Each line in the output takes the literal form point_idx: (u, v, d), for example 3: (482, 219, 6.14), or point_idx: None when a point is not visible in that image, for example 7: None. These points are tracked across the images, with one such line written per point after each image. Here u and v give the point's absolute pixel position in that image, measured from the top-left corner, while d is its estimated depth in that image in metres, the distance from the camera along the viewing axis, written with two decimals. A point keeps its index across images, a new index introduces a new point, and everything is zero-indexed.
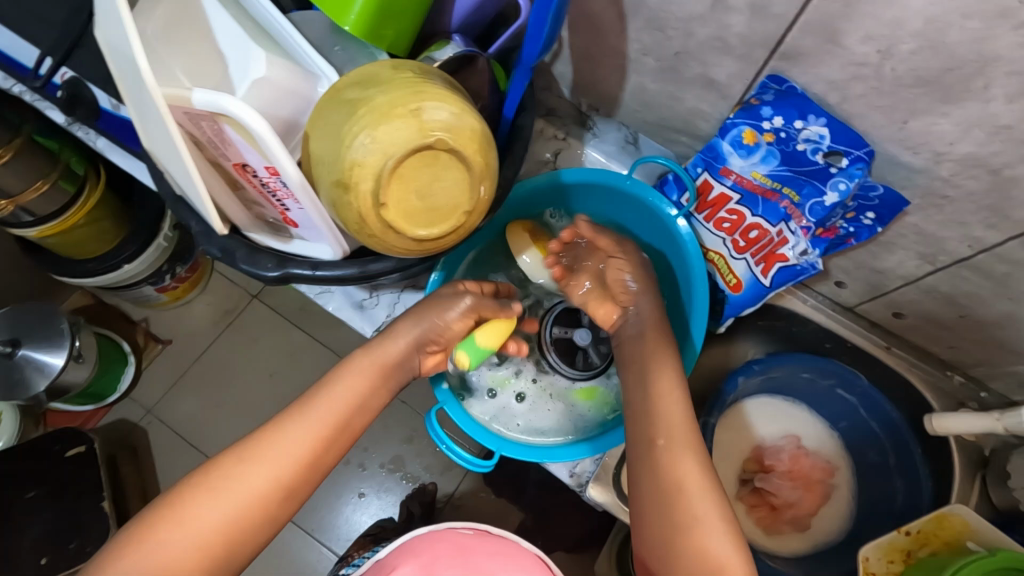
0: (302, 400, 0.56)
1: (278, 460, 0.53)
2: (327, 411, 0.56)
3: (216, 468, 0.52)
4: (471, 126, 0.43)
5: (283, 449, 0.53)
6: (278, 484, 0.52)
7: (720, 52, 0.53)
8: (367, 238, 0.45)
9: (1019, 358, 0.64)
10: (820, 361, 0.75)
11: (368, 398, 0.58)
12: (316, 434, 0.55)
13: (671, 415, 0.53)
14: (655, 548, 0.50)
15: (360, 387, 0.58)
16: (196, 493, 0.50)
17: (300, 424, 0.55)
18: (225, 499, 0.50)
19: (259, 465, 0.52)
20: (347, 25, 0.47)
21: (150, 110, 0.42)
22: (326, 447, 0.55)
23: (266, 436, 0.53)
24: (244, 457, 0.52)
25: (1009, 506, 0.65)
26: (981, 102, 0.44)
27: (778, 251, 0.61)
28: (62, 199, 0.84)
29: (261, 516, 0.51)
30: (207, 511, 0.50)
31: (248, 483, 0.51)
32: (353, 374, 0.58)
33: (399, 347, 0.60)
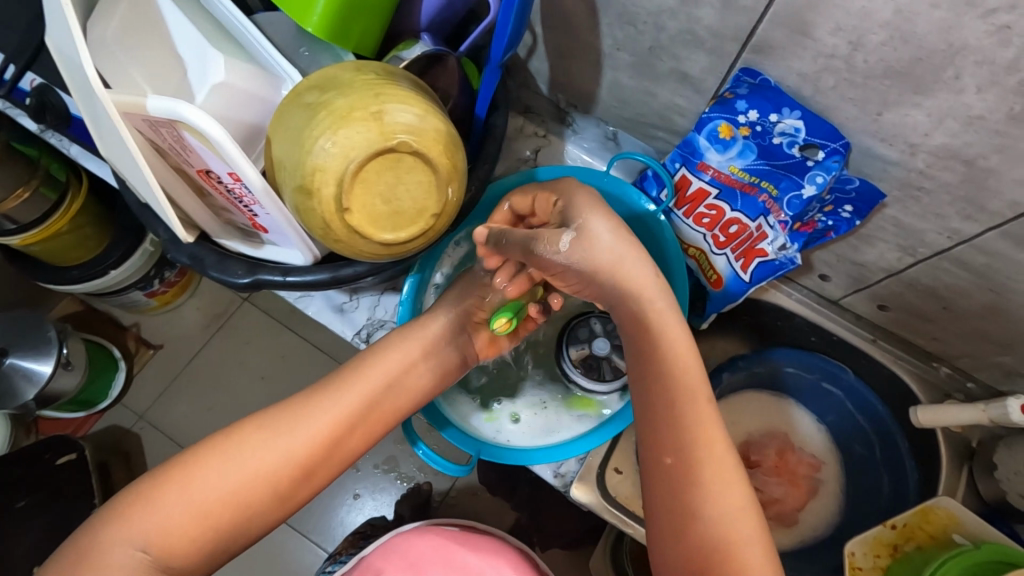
0: (334, 378, 0.57)
1: (297, 435, 0.54)
2: (357, 393, 0.56)
3: (238, 432, 0.53)
4: (435, 127, 0.42)
5: (307, 426, 0.54)
6: (294, 459, 0.53)
7: (692, 46, 0.53)
8: (334, 244, 0.45)
9: (1003, 349, 0.63)
10: (805, 356, 0.77)
11: (398, 385, 0.58)
12: (342, 416, 0.55)
13: (685, 432, 0.49)
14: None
15: (391, 371, 0.58)
16: (212, 456, 0.51)
17: (326, 404, 0.56)
18: (240, 468, 0.51)
19: (278, 437, 0.53)
20: (310, 27, 0.46)
21: (105, 118, 0.41)
22: (346, 429, 0.56)
23: (292, 410, 0.55)
24: (264, 426, 0.54)
25: (996, 496, 0.65)
26: (953, 92, 0.43)
27: (758, 246, 0.59)
28: (43, 206, 0.83)
29: (270, 493, 0.52)
30: (219, 477, 0.51)
31: (266, 455, 0.52)
32: (387, 358, 0.59)
33: (436, 334, 0.61)
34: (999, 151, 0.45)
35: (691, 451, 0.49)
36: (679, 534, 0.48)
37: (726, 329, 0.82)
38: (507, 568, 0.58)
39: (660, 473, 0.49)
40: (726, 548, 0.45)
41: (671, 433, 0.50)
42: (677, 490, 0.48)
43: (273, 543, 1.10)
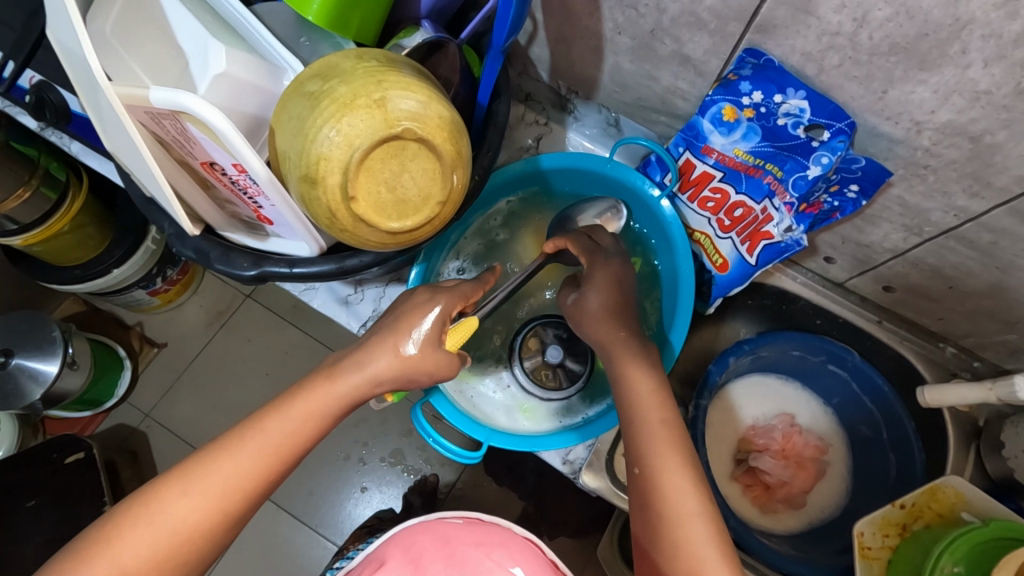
0: (249, 421, 0.49)
1: (225, 487, 0.46)
2: (286, 436, 0.49)
3: (158, 491, 0.45)
4: (439, 114, 0.42)
5: (234, 475, 0.46)
6: (225, 513, 0.46)
7: (694, 27, 0.52)
8: (339, 233, 0.44)
9: (1009, 327, 0.63)
10: (810, 338, 0.75)
11: (326, 424, 0.51)
12: (266, 463, 0.48)
13: (654, 430, 0.51)
14: (656, 571, 0.48)
15: (315, 411, 0.50)
16: (128, 526, 0.44)
17: (248, 448, 0.47)
18: (162, 532, 0.44)
19: (203, 493, 0.45)
20: (310, 15, 0.46)
21: (107, 111, 0.41)
22: (279, 471, 0.49)
23: (209, 462, 0.46)
24: (186, 481, 0.46)
25: (1004, 474, 0.65)
26: (959, 68, 0.43)
27: (763, 229, 0.60)
28: (43, 206, 0.83)
29: (203, 547, 0.46)
30: (140, 545, 0.43)
31: (189, 513, 0.45)
32: (311, 393, 0.50)
33: (365, 377, 0.51)
34: (1006, 126, 0.45)
35: (662, 462, 0.49)
36: (646, 530, 0.49)
37: (730, 315, 0.82)
38: (512, 562, 0.56)
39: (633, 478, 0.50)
40: (682, 549, 0.46)
41: (652, 441, 0.50)
42: (640, 493, 0.49)
43: (281, 539, 1.10)
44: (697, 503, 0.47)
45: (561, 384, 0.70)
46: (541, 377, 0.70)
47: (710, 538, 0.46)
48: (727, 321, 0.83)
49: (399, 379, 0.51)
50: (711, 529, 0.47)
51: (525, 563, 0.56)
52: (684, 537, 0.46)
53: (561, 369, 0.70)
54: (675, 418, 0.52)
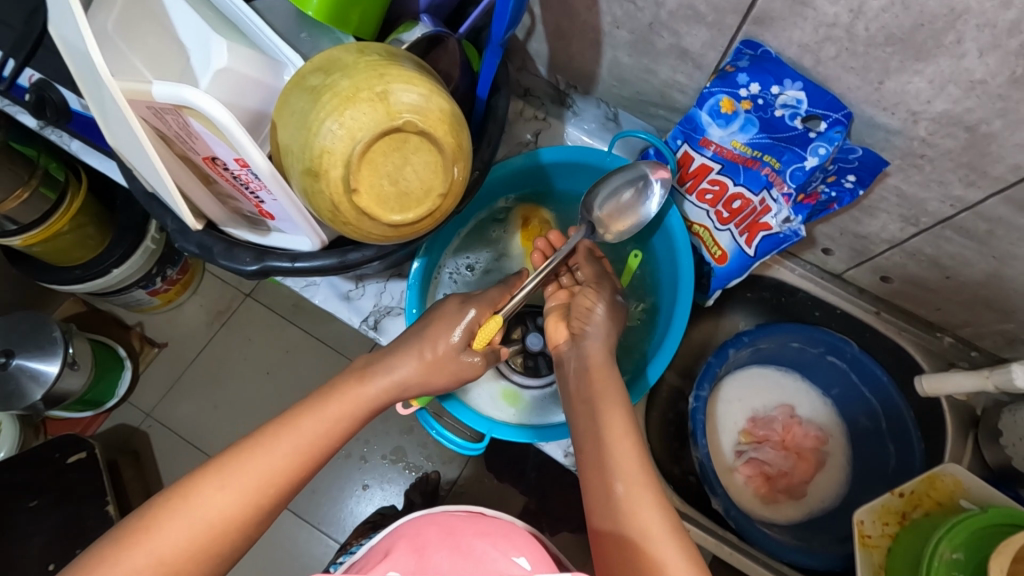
0: (282, 420, 0.50)
1: (261, 481, 0.47)
2: (321, 432, 0.50)
3: (194, 484, 0.46)
4: (441, 107, 0.43)
5: (271, 470, 0.47)
6: (259, 507, 0.47)
7: (692, 20, 0.53)
8: (342, 226, 0.45)
9: (1006, 316, 0.64)
10: (808, 329, 0.76)
11: (355, 425, 0.52)
12: (300, 460, 0.49)
13: (622, 453, 0.51)
14: (607, 556, 0.48)
15: (345, 412, 0.51)
16: (165, 518, 0.44)
17: (283, 444, 0.48)
18: (197, 525, 0.44)
19: (240, 486, 0.46)
20: (311, 10, 0.46)
21: (111, 106, 0.41)
22: (312, 468, 0.50)
23: (245, 457, 0.47)
24: (222, 474, 0.46)
25: (1001, 462, 0.66)
26: (954, 57, 0.43)
27: (761, 220, 0.60)
28: (42, 206, 0.83)
29: (236, 541, 0.46)
30: (175, 537, 0.44)
31: (226, 505, 0.45)
32: (341, 396, 0.52)
33: (394, 381, 0.53)
34: (1001, 115, 0.45)
35: (633, 485, 0.49)
36: (614, 555, 0.47)
37: (729, 307, 0.83)
38: (516, 552, 0.54)
39: (600, 503, 0.49)
40: (654, 571, 0.45)
41: (622, 463, 0.50)
42: (597, 474, 0.50)
43: (284, 537, 1.11)
44: (647, 486, 0.49)
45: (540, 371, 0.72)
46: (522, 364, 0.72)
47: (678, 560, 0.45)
48: (726, 314, 0.83)
49: (425, 383, 0.54)
50: (681, 550, 0.46)
51: (530, 555, 0.54)
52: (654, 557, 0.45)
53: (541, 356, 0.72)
54: (641, 449, 0.52)
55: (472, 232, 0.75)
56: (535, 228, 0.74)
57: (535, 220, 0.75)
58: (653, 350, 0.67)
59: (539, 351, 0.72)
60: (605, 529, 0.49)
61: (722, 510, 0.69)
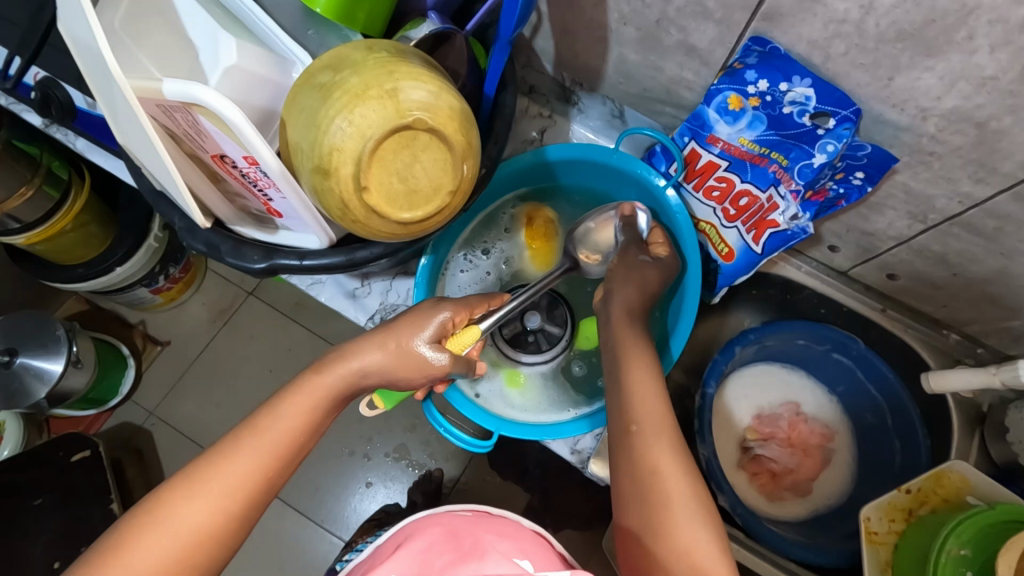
0: (244, 425, 0.49)
1: (230, 486, 0.46)
2: (285, 431, 0.49)
3: (163, 497, 0.45)
4: (450, 104, 0.42)
5: (238, 474, 0.47)
6: (233, 511, 0.46)
7: (700, 17, 0.52)
8: (351, 224, 0.44)
9: (1012, 313, 0.64)
10: (814, 327, 0.76)
11: (319, 420, 0.51)
12: (267, 460, 0.48)
13: (650, 401, 0.50)
14: (624, 500, 0.49)
15: (306, 408, 0.51)
16: (135, 534, 0.44)
17: (249, 447, 0.48)
18: (171, 536, 0.44)
19: (210, 493, 0.46)
20: (318, 8, 0.46)
21: (121, 104, 0.41)
22: (282, 468, 0.49)
23: (210, 465, 0.47)
24: (190, 484, 0.46)
25: (1007, 459, 0.66)
26: (965, 53, 0.43)
27: (769, 217, 0.60)
28: (46, 204, 0.83)
29: (213, 547, 0.45)
30: (150, 549, 0.43)
31: (198, 514, 0.45)
32: (302, 391, 0.51)
33: (348, 369, 0.52)
34: (1012, 111, 0.45)
35: (658, 432, 0.49)
36: (626, 486, 0.48)
37: (735, 305, 0.83)
38: (519, 555, 0.54)
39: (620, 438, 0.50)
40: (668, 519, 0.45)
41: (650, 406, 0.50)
42: (621, 418, 0.51)
43: (288, 536, 1.11)
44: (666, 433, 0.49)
45: (541, 347, 0.72)
46: (521, 340, 0.73)
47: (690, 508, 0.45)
48: (731, 311, 0.83)
49: (385, 373, 0.53)
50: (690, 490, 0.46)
51: (533, 558, 0.54)
52: (666, 495, 0.46)
53: (540, 334, 0.73)
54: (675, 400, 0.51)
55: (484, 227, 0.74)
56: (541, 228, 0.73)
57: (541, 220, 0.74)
58: (659, 351, 0.67)
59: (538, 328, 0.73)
60: (622, 474, 0.49)
61: (729, 507, 0.69)
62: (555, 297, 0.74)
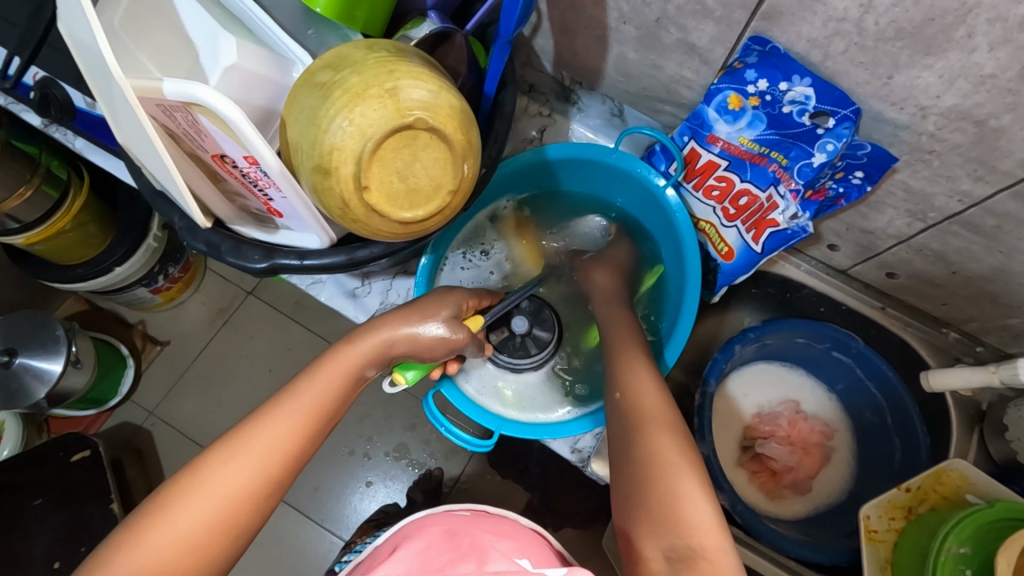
0: (280, 392, 0.50)
1: (269, 449, 0.46)
2: (319, 396, 0.50)
3: (204, 461, 0.45)
4: (450, 104, 0.42)
5: (274, 437, 0.47)
6: (272, 473, 0.46)
7: (700, 15, 0.52)
8: (352, 224, 0.45)
9: (1011, 311, 0.64)
10: (815, 326, 0.76)
11: (353, 387, 0.52)
12: (305, 423, 0.49)
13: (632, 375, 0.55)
14: (624, 489, 0.48)
15: (340, 374, 0.51)
16: (178, 495, 0.43)
17: (285, 412, 0.48)
18: (214, 496, 0.44)
19: (249, 456, 0.46)
20: (318, 7, 0.46)
21: (120, 103, 0.41)
22: (316, 433, 0.49)
23: (251, 428, 0.47)
24: (229, 448, 0.46)
25: (1007, 457, 0.66)
26: (964, 52, 0.43)
27: (769, 217, 0.60)
28: (45, 204, 0.83)
29: (255, 508, 0.45)
30: (193, 510, 0.43)
31: (239, 475, 0.45)
32: (334, 359, 0.52)
33: (381, 338, 0.53)
34: (1011, 110, 0.45)
35: (641, 397, 0.52)
36: (629, 473, 0.48)
37: (734, 304, 0.83)
38: (518, 554, 0.54)
39: (624, 428, 0.51)
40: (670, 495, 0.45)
41: (630, 377, 0.55)
42: (623, 413, 0.52)
43: (288, 535, 1.11)
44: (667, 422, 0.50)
45: (529, 351, 0.70)
46: (507, 347, 0.70)
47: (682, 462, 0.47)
48: (730, 310, 0.84)
49: (418, 346, 0.54)
50: (693, 469, 0.46)
51: (532, 556, 0.54)
52: (667, 475, 0.46)
53: (527, 340, 0.70)
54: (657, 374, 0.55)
55: (470, 236, 0.74)
56: (529, 237, 0.75)
57: (529, 229, 0.75)
58: (658, 351, 0.67)
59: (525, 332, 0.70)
60: (622, 463, 0.49)
61: (729, 506, 0.69)
62: (540, 303, 0.72)
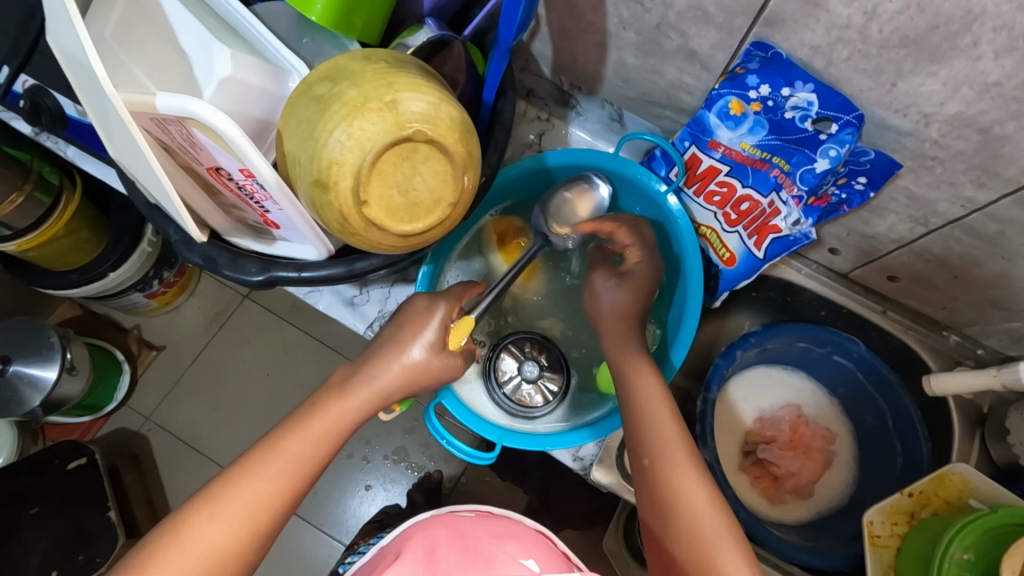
0: (267, 442, 0.48)
1: (251, 508, 0.46)
2: (304, 453, 0.48)
3: (187, 518, 0.45)
4: (450, 115, 0.42)
5: (255, 497, 0.46)
6: (253, 532, 0.46)
7: (701, 21, 0.52)
8: (351, 238, 0.44)
9: (1013, 316, 0.64)
10: (814, 331, 0.75)
11: (342, 437, 0.51)
12: (289, 481, 0.48)
13: (660, 418, 0.53)
14: (652, 512, 0.52)
15: (328, 428, 0.50)
16: (158, 553, 0.44)
17: (269, 469, 0.47)
18: (196, 557, 0.44)
19: (231, 516, 0.45)
20: (314, 16, 0.45)
21: (113, 118, 0.40)
22: (302, 488, 0.48)
23: (234, 484, 0.46)
24: (211, 505, 0.45)
25: (1009, 461, 0.66)
26: (969, 60, 0.43)
27: (771, 223, 0.60)
28: (37, 210, 0.82)
29: (236, 566, 0.45)
30: (174, 572, 0.43)
31: (219, 536, 0.45)
32: (323, 413, 0.50)
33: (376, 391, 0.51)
34: (1015, 117, 0.45)
35: (648, 418, 0.53)
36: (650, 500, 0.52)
37: (735, 308, 0.83)
38: (524, 555, 0.54)
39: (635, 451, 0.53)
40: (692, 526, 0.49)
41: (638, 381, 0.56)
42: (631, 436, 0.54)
43: (288, 540, 1.10)
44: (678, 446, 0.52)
45: (538, 402, 0.69)
46: (520, 398, 0.69)
47: (709, 515, 0.49)
48: (731, 312, 0.83)
49: (406, 388, 0.52)
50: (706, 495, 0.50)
51: (539, 557, 0.54)
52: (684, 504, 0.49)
53: (542, 383, 0.70)
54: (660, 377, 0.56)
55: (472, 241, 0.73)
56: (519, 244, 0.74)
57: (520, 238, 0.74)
58: (664, 353, 0.67)
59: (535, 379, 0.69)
60: (642, 486, 0.52)
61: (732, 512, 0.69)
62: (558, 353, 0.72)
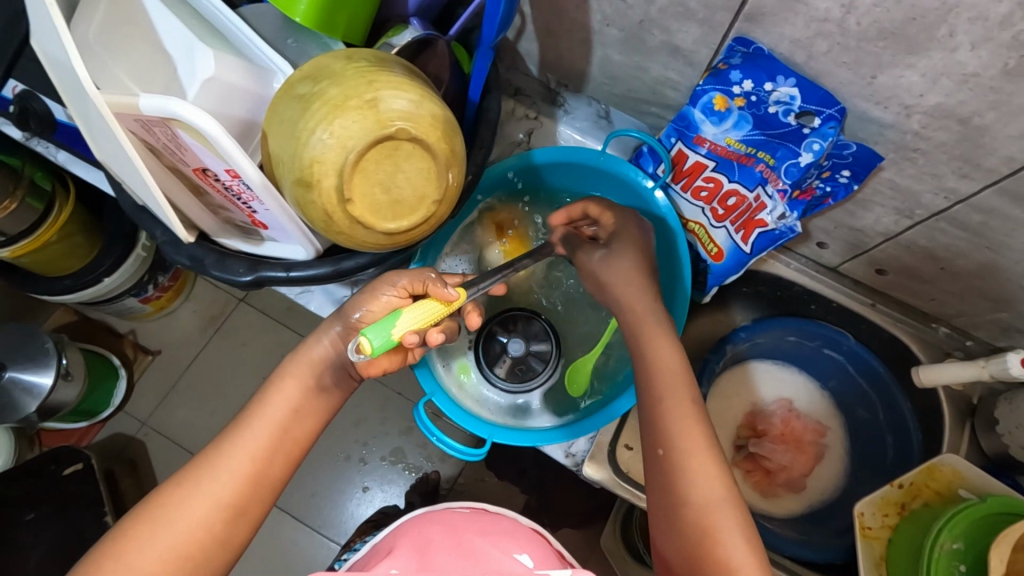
0: (233, 425, 0.52)
1: (218, 481, 0.49)
2: (265, 429, 0.52)
3: (160, 496, 0.48)
4: (432, 113, 0.42)
5: (222, 471, 0.50)
6: (221, 504, 0.49)
7: (683, 17, 0.52)
8: (336, 236, 0.44)
9: (1000, 306, 0.64)
10: (807, 324, 0.77)
11: (303, 414, 0.54)
12: (254, 456, 0.51)
13: (682, 414, 0.51)
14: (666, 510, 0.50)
15: (288, 406, 0.53)
16: (133, 530, 0.47)
17: (234, 446, 0.51)
18: (167, 529, 0.47)
19: (199, 490, 0.49)
20: (298, 16, 0.46)
21: (95, 119, 0.40)
22: (268, 463, 0.51)
23: (203, 463, 0.50)
24: (181, 482, 0.49)
25: (999, 452, 0.66)
26: (947, 51, 0.43)
27: (757, 217, 0.61)
28: (31, 216, 0.82)
29: (207, 538, 0.48)
30: (147, 544, 0.46)
31: (189, 508, 0.48)
32: (282, 392, 0.54)
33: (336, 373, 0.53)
34: (994, 108, 0.45)
35: (673, 408, 0.52)
36: (667, 497, 0.50)
37: (726, 303, 0.83)
38: (518, 549, 0.55)
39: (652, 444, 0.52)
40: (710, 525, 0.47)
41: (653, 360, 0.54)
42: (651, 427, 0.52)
43: (285, 542, 1.10)
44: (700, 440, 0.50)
45: (528, 377, 0.71)
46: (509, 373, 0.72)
47: (728, 513, 0.48)
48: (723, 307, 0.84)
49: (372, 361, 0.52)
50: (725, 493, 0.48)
51: (533, 551, 0.55)
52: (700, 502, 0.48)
53: (531, 358, 0.72)
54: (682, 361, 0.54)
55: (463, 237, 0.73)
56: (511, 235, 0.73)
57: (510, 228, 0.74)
58: None
59: (525, 356, 0.72)
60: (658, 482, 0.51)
61: None
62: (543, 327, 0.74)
